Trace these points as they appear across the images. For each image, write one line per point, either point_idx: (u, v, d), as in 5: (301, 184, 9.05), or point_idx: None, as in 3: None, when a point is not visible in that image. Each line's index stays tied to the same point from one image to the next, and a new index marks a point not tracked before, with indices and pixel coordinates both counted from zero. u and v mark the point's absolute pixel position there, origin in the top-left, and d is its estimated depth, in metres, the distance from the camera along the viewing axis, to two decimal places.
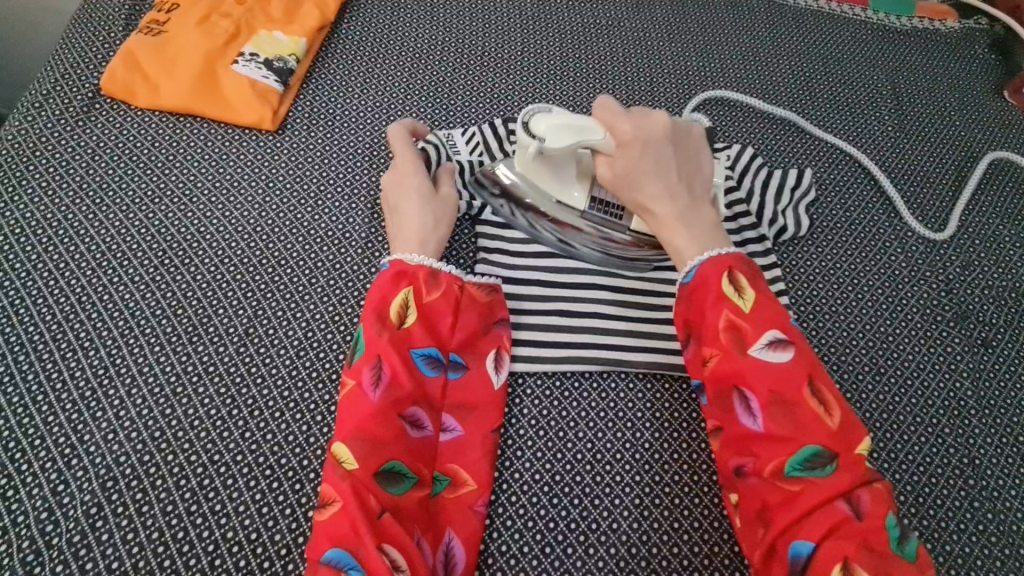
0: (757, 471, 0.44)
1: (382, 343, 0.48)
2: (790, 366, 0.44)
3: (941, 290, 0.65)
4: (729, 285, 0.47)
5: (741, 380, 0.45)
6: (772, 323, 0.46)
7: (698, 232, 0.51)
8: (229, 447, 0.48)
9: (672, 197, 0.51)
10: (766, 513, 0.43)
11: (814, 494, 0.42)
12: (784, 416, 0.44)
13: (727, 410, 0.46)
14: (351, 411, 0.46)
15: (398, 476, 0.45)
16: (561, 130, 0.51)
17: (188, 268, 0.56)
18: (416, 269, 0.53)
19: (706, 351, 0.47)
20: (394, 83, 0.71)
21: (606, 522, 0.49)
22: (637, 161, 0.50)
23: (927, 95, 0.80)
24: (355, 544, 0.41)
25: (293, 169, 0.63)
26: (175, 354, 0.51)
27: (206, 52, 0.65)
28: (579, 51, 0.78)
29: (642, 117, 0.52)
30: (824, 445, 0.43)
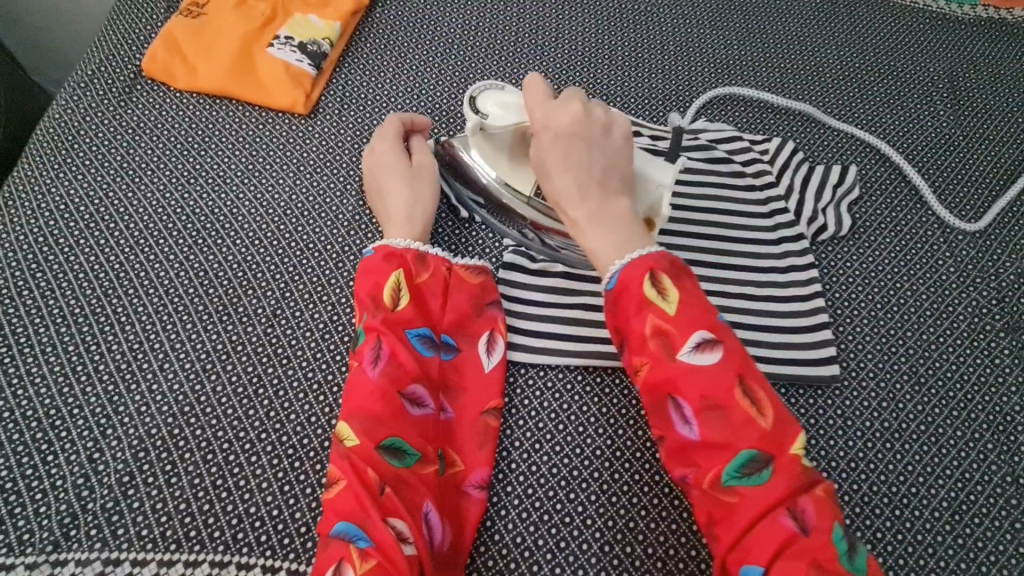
0: (698, 482, 0.42)
1: (379, 322, 0.49)
2: (718, 369, 0.43)
3: (991, 299, 0.61)
4: (653, 287, 0.45)
5: (674, 389, 0.43)
6: (699, 323, 0.44)
7: (603, 232, 0.48)
8: (254, 425, 0.49)
9: (581, 194, 0.49)
10: (713, 526, 0.42)
11: (753, 505, 0.40)
12: (717, 424, 0.42)
13: (662, 421, 0.44)
14: (354, 389, 0.47)
15: (399, 449, 0.46)
16: (507, 107, 0.54)
17: (219, 247, 0.57)
18: (404, 251, 0.53)
19: (637, 360, 0.45)
20: (426, 68, 0.71)
21: (623, 520, 0.49)
22: (547, 152, 0.50)
23: (987, 89, 0.75)
24: (360, 516, 0.42)
25: (322, 152, 0.64)
26: (206, 332, 0.53)
27: (244, 36, 0.66)
28: (616, 38, 0.76)
29: (556, 107, 0.50)
30: (757, 450, 0.41)
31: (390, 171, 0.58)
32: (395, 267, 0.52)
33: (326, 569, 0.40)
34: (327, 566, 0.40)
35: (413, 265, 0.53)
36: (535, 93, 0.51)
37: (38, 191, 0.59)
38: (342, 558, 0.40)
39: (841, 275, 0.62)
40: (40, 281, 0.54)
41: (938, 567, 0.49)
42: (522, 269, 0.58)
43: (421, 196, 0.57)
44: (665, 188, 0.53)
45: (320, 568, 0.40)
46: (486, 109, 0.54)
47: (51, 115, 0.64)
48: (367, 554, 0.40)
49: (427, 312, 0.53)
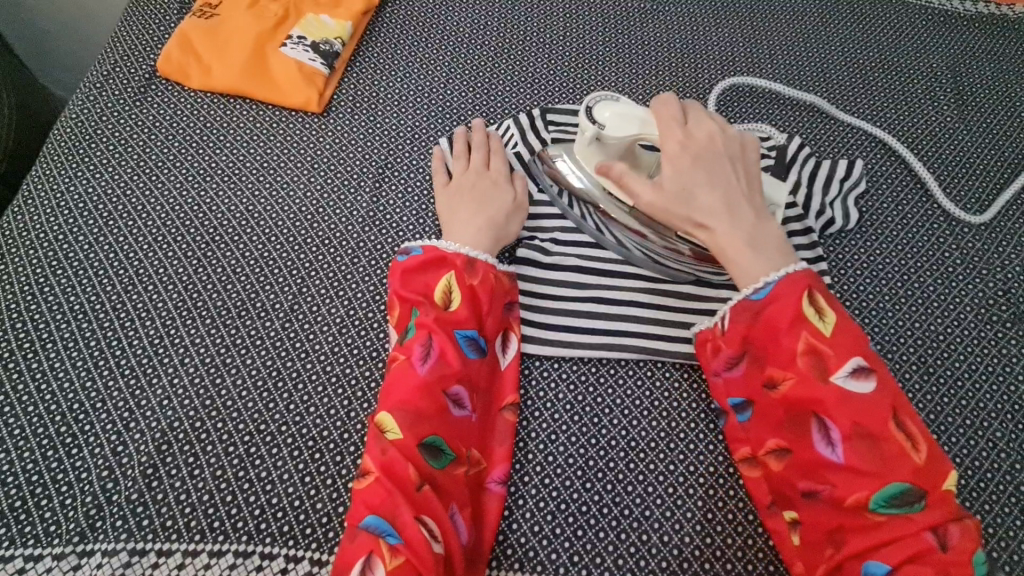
0: (833, 498, 0.44)
1: (431, 320, 0.50)
2: (873, 397, 0.44)
3: (997, 289, 0.62)
4: (810, 306, 0.47)
5: (823, 409, 0.44)
6: (856, 350, 0.45)
7: (758, 252, 0.50)
8: (274, 418, 0.50)
9: (731, 214, 0.51)
10: (840, 537, 0.44)
11: (899, 528, 0.41)
12: (867, 448, 0.43)
13: (802, 436, 0.45)
14: (399, 384, 0.48)
15: (438, 449, 0.47)
16: (625, 118, 0.53)
17: (237, 244, 0.58)
18: (454, 256, 0.53)
19: (778, 375, 0.47)
20: (437, 66, 0.72)
21: (639, 508, 0.50)
22: (688, 173, 0.52)
23: (990, 84, 0.76)
24: (391, 512, 0.43)
25: (336, 150, 0.64)
26: (225, 327, 0.54)
27: (256, 37, 0.67)
28: (623, 36, 0.77)
29: (695, 129, 0.53)
30: (910, 480, 0.42)
31: (488, 193, 0.59)
32: (448, 269, 0.53)
33: (355, 559, 0.41)
34: (356, 556, 0.42)
35: (463, 269, 0.53)
36: (667, 113, 0.54)
37: (57, 191, 0.60)
38: (372, 551, 0.41)
39: (849, 268, 0.63)
40: (60, 278, 0.55)
41: None
42: (534, 263, 0.59)
43: (472, 212, 0.58)
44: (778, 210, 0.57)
45: (349, 557, 0.42)
46: (605, 120, 0.54)
47: (69, 115, 0.65)
48: (397, 550, 0.41)
49: (480, 315, 0.52)
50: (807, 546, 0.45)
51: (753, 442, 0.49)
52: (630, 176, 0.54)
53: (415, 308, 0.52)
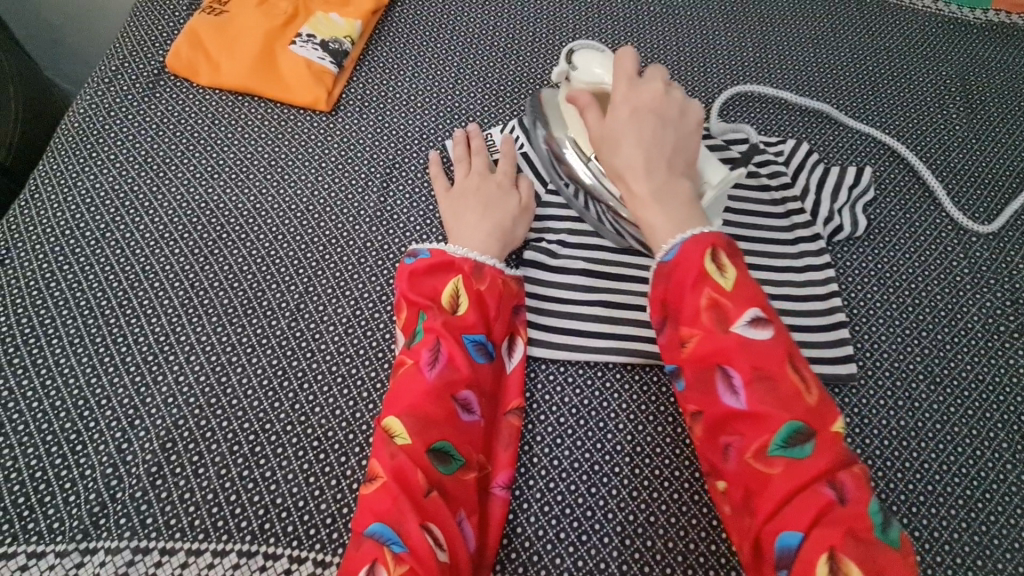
0: (743, 452, 0.43)
1: (439, 325, 0.50)
2: (770, 343, 0.43)
3: (1005, 299, 0.62)
4: (712, 262, 0.46)
5: (726, 360, 0.43)
6: (753, 300, 0.45)
7: (664, 208, 0.49)
8: (280, 417, 0.50)
9: (649, 168, 0.50)
10: (753, 502, 0.42)
11: (797, 476, 0.40)
12: (765, 395, 0.42)
13: (706, 393, 0.44)
14: (406, 388, 0.48)
15: (445, 455, 0.46)
16: (593, 61, 0.58)
17: (244, 242, 0.58)
18: (461, 261, 0.53)
19: (685, 332, 0.46)
20: (445, 67, 0.71)
21: (643, 514, 0.49)
22: (620, 122, 0.51)
23: (999, 93, 0.76)
24: (397, 520, 0.42)
25: (344, 149, 0.64)
26: (231, 325, 0.53)
27: (266, 34, 0.67)
28: (633, 39, 0.77)
29: (638, 85, 0.53)
30: (802, 424, 0.42)
31: (493, 197, 0.59)
32: (456, 274, 0.53)
33: (360, 568, 0.40)
34: (360, 565, 0.40)
35: (471, 273, 0.53)
36: (624, 67, 0.54)
37: (65, 185, 0.60)
38: (376, 559, 0.40)
39: (857, 275, 0.63)
40: (67, 273, 0.55)
41: (954, 563, 0.49)
42: (541, 266, 0.59)
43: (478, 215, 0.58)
44: (711, 189, 0.54)
45: (352, 566, 0.40)
46: (576, 63, 0.59)
47: (77, 109, 0.65)
48: (401, 559, 0.40)
49: (489, 321, 0.52)
50: (734, 514, 0.44)
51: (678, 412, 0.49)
52: (592, 106, 0.54)
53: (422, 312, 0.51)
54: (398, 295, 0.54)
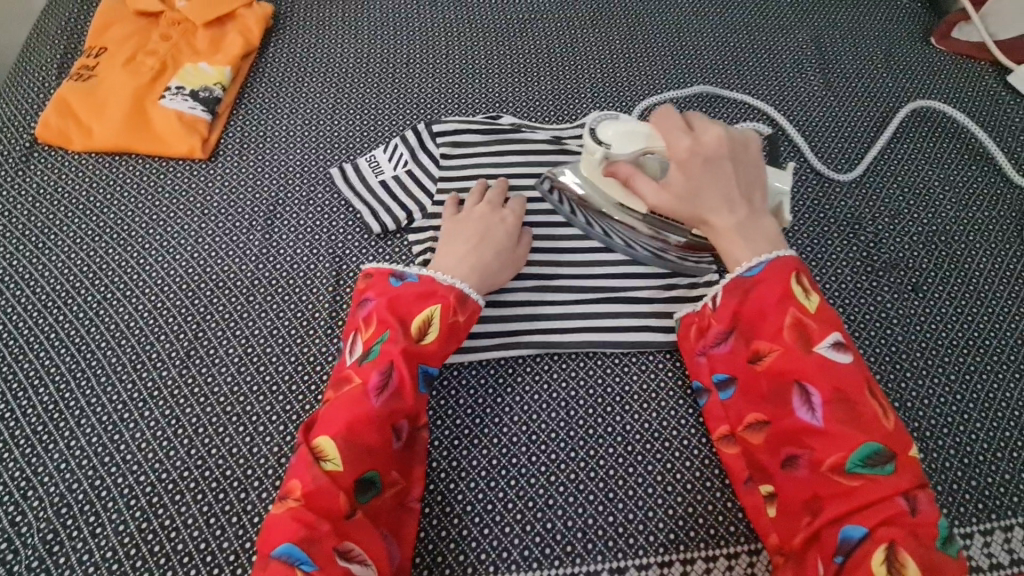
0: (815, 463, 0.45)
1: (397, 350, 0.50)
2: (851, 368, 0.45)
3: (870, 241, 0.66)
4: (798, 285, 0.48)
5: (805, 378, 0.46)
6: (834, 326, 0.47)
7: (754, 242, 0.51)
8: (176, 464, 0.50)
9: (731, 208, 0.51)
10: (817, 503, 0.45)
11: (873, 491, 0.42)
12: (844, 412, 0.44)
13: (783, 404, 0.47)
14: (347, 409, 0.48)
15: (373, 481, 0.47)
16: (630, 136, 0.53)
17: (130, 299, 0.58)
18: (445, 291, 0.53)
19: (764, 348, 0.48)
20: (323, 98, 0.73)
21: (542, 499, 0.52)
22: (695, 176, 0.51)
23: (851, 51, 0.82)
24: (309, 540, 0.42)
25: (226, 193, 0.65)
26: (121, 382, 0.54)
27: (134, 92, 0.68)
28: (505, 47, 0.80)
29: (698, 134, 0.53)
30: (884, 444, 0.43)
31: (494, 231, 0.59)
32: (427, 301, 0.53)
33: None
34: None
35: (446, 303, 0.53)
36: (671, 124, 0.53)
37: None
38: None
39: None
40: None
41: None
42: None
43: (478, 265, 0.56)
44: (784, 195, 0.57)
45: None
46: (608, 139, 0.54)
47: None
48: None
49: (446, 352, 0.53)
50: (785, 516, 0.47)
51: (732, 420, 0.52)
52: (635, 177, 0.54)
53: (385, 331, 0.51)
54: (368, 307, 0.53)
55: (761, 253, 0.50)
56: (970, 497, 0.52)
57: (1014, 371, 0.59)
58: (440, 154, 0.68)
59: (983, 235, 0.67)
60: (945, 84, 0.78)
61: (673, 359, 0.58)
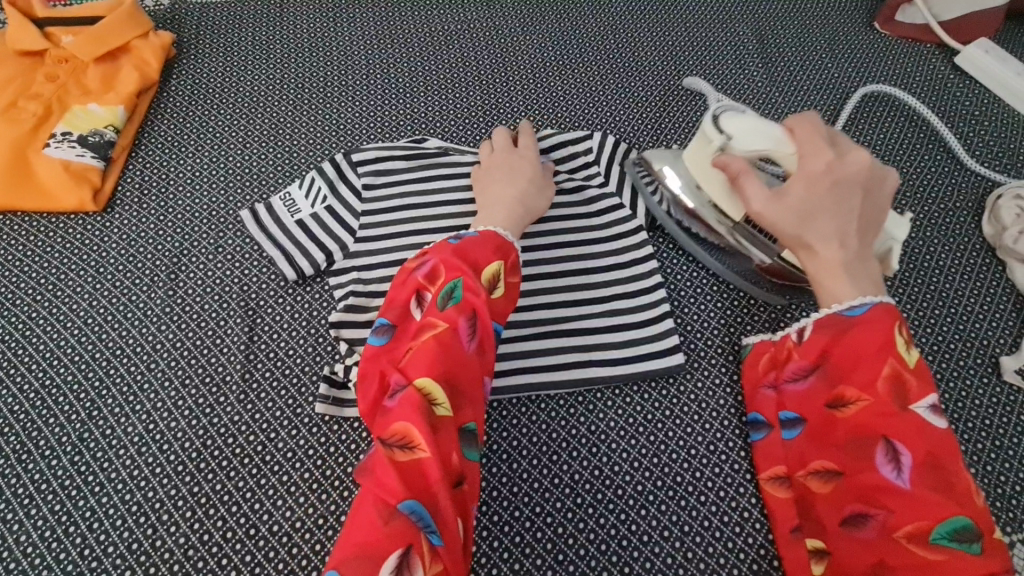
0: (889, 527, 0.41)
1: (479, 301, 0.46)
2: (947, 434, 0.42)
3: None
4: (900, 336, 0.44)
5: (893, 433, 0.42)
6: (932, 387, 0.43)
7: (851, 279, 0.47)
8: (68, 569, 0.45)
9: (842, 243, 0.48)
10: (886, 571, 0.40)
11: (958, 569, 0.37)
12: (937, 478, 0.40)
13: (862, 458, 0.43)
14: (450, 356, 0.43)
15: (473, 433, 0.43)
16: (753, 133, 0.50)
17: (14, 380, 0.52)
18: (512, 248, 0.51)
19: (851, 393, 0.44)
20: (232, 132, 0.67)
21: (485, 567, 0.48)
22: (811, 199, 0.48)
23: (794, 42, 0.78)
24: (432, 500, 0.37)
25: (125, 247, 0.59)
26: (4, 478, 0.48)
27: (12, 141, 0.61)
28: (429, 62, 0.74)
29: (844, 152, 0.49)
30: (975, 520, 0.38)
31: (520, 172, 0.58)
32: (495, 256, 0.50)
33: (394, 547, 0.34)
34: (390, 545, 0.34)
35: (513, 262, 0.51)
36: (813, 136, 0.49)
37: None
38: (412, 544, 0.35)
39: (677, 257, 0.62)
40: None
41: None
42: (354, 324, 0.54)
43: (510, 213, 0.55)
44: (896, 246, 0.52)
45: (382, 543, 0.34)
46: (731, 130, 0.51)
47: None
48: (437, 553, 0.35)
49: (509, 311, 0.50)
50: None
51: (793, 462, 0.47)
52: (747, 178, 0.50)
53: (457, 277, 0.47)
54: (428, 263, 0.49)
55: (866, 295, 0.47)
56: None
57: (983, 377, 0.55)
58: (361, 185, 0.61)
59: (942, 230, 0.63)
60: (892, 71, 0.75)
61: (621, 396, 0.54)
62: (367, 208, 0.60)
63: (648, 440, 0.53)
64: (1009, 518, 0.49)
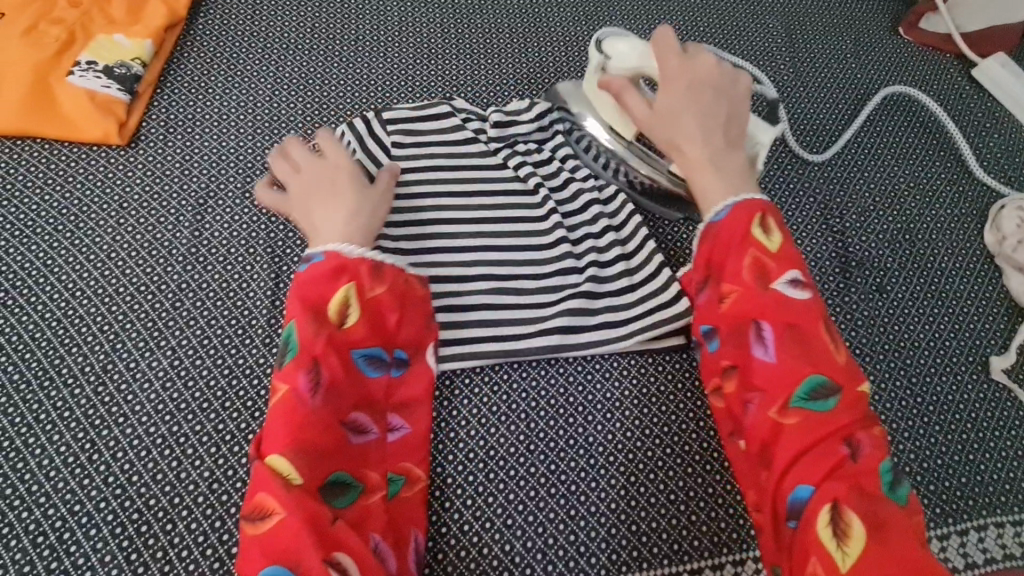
0: (762, 407, 0.43)
1: (318, 344, 0.45)
2: (808, 303, 0.44)
3: (835, 241, 0.65)
4: (759, 226, 0.47)
5: (759, 317, 0.44)
6: (795, 264, 0.46)
7: (721, 176, 0.50)
8: (91, 495, 0.46)
9: (707, 138, 0.51)
10: (768, 452, 0.42)
11: (813, 428, 0.41)
12: (796, 347, 0.43)
13: (738, 345, 0.45)
14: (281, 420, 0.43)
15: (345, 485, 0.44)
16: (627, 52, 0.56)
17: (35, 307, 0.52)
18: (358, 262, 0.49)
19: (725, 288, 0.47)
20: (259, 78, 0.66)
21: (500, 518, 0.50)
22: (677, 99, 0.52)
23: (821, 40, 0.79)
24: (298, 558, 0.38)
25: (149, 184, 0.58)
26: (26, 403, 0.49)
27: (36, 66, 0.59)
28: (462, 24, 0.73)
29: (692, 58, 0.54)
30: (827, 377, 0.42)
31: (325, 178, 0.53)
32: (338, 280, 0.48)
33: None
34: None
35: (368, 276, 0.48)
36: (667, 46, 0.54)
37: None
38: None
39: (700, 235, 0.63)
40: None
41: None
42: None
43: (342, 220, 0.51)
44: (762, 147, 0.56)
45: None
46: (611, 52, 0.58)
47: None
48: None
49: (382, 327, 0.49)
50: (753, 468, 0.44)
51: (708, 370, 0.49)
52: (627, 90, 0.54)
53: (293, 326, 0.46)
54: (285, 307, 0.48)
55: (733, 194, 0.49)
56: (927, 501, 0.53)
57: (973, 372, 0.59)
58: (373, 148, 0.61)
59: (946, 233, 0.66)
60: (913, 77, 0.77)
61: (636, 366, 0.56)
62: (382, 171, 0.60)
63: (660, 409, 0.55)
64: (987, 502, 0.53)
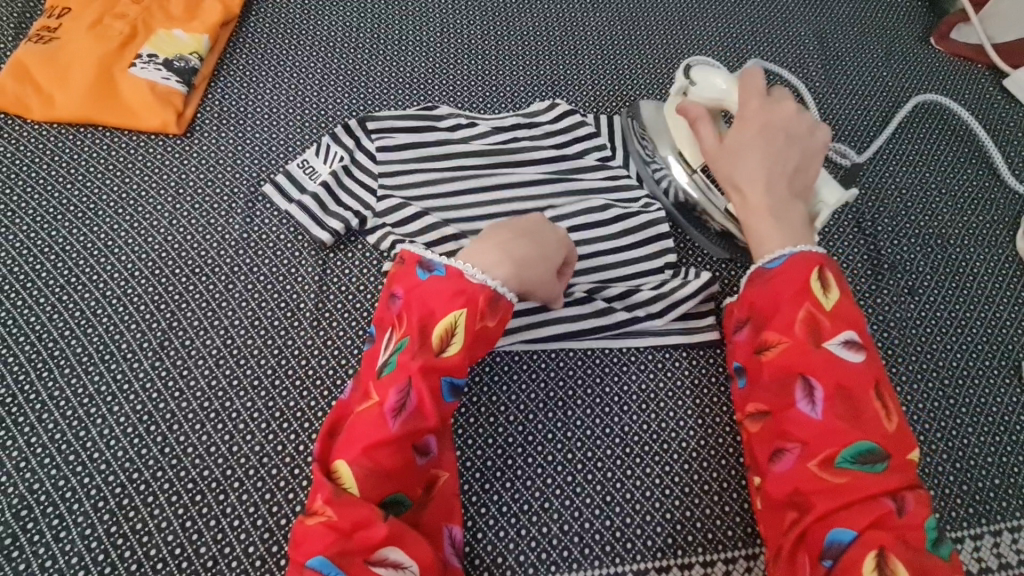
0: (802, 458, 0.43)
1: (417, 366, 0.44)
2: (861, 367, 0.45)
3: (867, 245, 0.66)
4: (818, 283, 0.47)
5: (806, 371, 0.44)
6: (850, 325, 0.46)
7: (778, 222, 0.51)
8: (149, 464, 0.48)
9: (768, 184, 0.51)
10: (802, 498, 0.43)
11: (861, 486, 0.41)
12: (844, 409, 0.43)
13: (782, 396, 0.45)
14: (363, 430, 0.44)
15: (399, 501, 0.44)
16: (709, 82, 0.56)
17: (96, 285, 0.54)
18: (477, 289, 0.47)
19: (771, 338, 0.47)
20: (307, 74, 0.69)
21: (538, 502, 0.51)
22: (747, 140, 0.52)
23: (852, 48, 0.80)
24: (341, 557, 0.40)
25: (203, 173, 0.61)
26: (87, 374, 0.51)
27: (100, 58, 0.62)
28: (502, 27, 0.76)
29: (775, 103, 0.54)
30: (878, 442, 0.42)
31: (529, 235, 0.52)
32: (453, 302, 0.46)
33: None
34: None
35: (482, 305, 0.47)
36: (753, 86, 0.54)
37: None
38: None
39: None
40: None
41: None
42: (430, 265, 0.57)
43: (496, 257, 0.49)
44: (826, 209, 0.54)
45: None
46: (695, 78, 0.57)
47: None
48: None
49: (471, 358, 0.48)
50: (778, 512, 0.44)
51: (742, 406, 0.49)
52: (701, 120, 0.55)
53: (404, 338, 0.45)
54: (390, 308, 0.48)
55: (784, 246, 0.49)
56: (958, 502, 0.53)
57: (1006, 376, 0.59)
58: (375, 148, 0.62)
59: (980, 240, 0.67)
60: (945, 87, 0.78)
61: (671, 360, 0.57)
62: (390, 171, 0.61)
63: (693, 403, 0.56)
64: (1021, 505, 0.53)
